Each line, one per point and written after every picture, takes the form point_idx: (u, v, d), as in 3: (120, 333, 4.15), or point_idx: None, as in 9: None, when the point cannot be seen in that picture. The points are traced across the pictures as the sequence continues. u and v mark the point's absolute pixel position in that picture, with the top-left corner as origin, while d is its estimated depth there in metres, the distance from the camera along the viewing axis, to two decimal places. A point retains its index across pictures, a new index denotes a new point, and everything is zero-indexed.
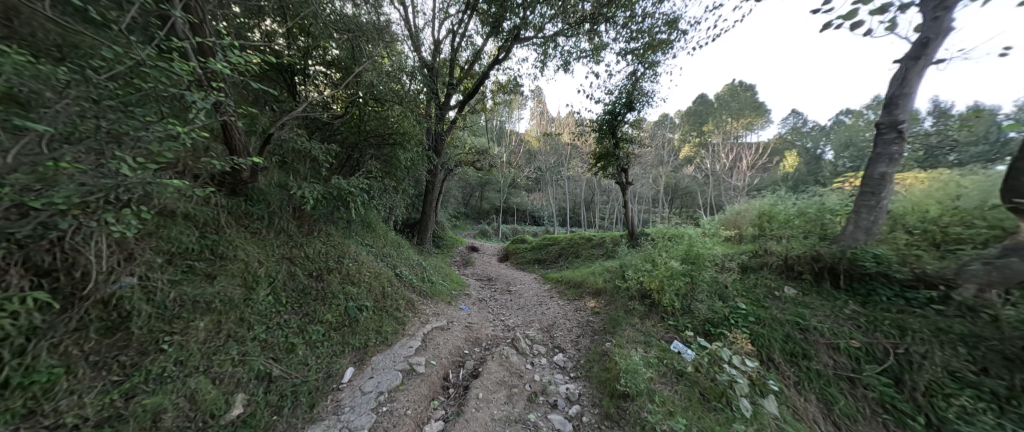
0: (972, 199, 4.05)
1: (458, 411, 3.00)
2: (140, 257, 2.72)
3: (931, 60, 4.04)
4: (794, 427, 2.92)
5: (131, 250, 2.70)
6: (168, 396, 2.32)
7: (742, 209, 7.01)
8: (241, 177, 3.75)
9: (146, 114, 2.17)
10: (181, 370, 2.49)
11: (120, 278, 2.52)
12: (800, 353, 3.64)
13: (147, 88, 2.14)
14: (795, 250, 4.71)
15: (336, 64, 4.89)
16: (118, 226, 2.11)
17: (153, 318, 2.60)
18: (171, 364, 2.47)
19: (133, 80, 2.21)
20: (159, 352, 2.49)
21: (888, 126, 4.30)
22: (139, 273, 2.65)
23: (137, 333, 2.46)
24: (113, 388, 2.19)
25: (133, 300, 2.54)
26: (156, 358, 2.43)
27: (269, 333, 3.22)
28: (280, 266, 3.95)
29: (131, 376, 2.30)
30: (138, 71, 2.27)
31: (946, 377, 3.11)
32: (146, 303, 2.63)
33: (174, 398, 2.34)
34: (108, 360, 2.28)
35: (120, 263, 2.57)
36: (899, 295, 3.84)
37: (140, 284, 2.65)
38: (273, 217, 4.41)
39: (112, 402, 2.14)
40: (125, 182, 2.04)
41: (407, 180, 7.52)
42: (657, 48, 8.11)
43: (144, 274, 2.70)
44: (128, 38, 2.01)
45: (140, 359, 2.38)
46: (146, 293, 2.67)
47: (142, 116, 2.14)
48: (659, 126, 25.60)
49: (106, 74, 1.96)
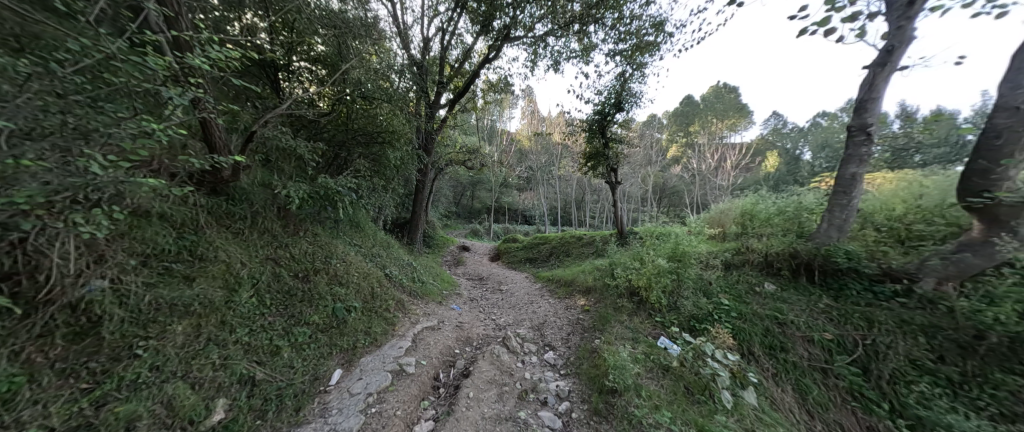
0: (933, 198, 4.29)
1: (449, 410, 3.03)
2: (112, 259, 2.65)
3: (897, 66, 4.26)
4: (771, 417, 3.07)
5: (101, 252, 2.62)
6: (143, 403, 2.26)
7: (726, 208, 7.22)
8: (221, 175, 3.67)
9: (117, 110, 2.12)
10: (157, 376, 2.43)
11: (89, 281, 2.45)
12: (778, 346, 3.80)
13: (118, 84, 2.07)
14: (774, 247, 4.89)
15: (321, 60, 4.77)
16: (88, 227, 2.03)
17: (127, 323, 2.53)
18: (145, 370, 2.40)
19: (102, 75, 2.14)
20: (133, 358, 2.42)
21: (858, 129, 4.52)
22: (110, 276, 2.58)
23: (109, 338, 2.39)
24: (81, 397, 2.11)
25: (104, 304, 2.47)
26: (129, 364, 2.36)
27: (253, 336, 3.16)
28: (263, 267, 3.88)
29: (102, 383, 2.22)
30: (108, 65, 2.19)
31: (908, 366, 3.34)
32: (119, 307, 2.55)
33: (150, 404, 2.28)
34: (76, 368, 2.20)
35: (89, 266, 2.49)
36: (868, 289, 4.06)
37: (112, 287, 2.57)
38: (256, 217, 4.32)
39: (80, 411, 2.05)
40: (93, 181, 1.96)
41: (396, 179, 7.43)
42: (644, 50, 8.27)
43: (116, 276, 2.63)
44: (96, 30, 1.93)
45: (111, 365, 2.31)
46: (119, 296, 2.59)
47: (113, 112, 2.08)
48: (648, 126, 26.04)
49: (72, 68, 1.89)
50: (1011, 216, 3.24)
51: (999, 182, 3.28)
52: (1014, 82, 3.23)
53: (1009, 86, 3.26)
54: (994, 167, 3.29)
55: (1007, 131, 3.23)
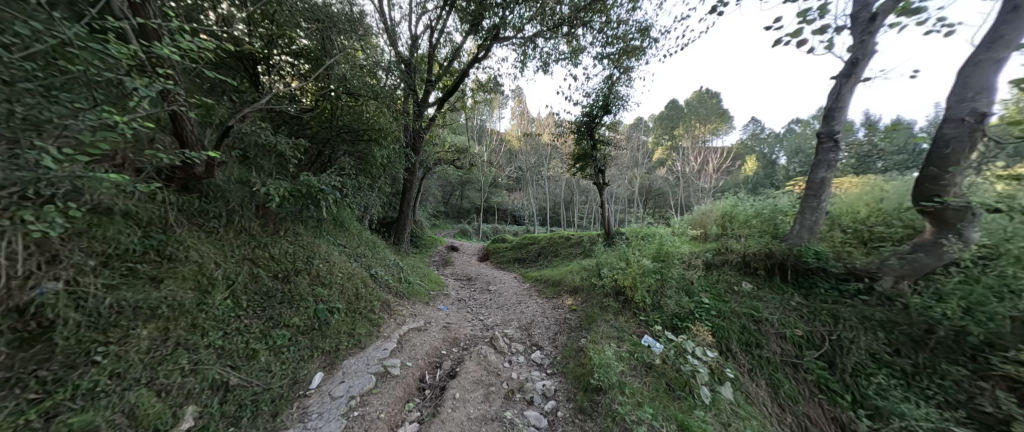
0: (892, 201, 4.56)
1: (434, 412, 3.03)
2: (67, 259, 2.43)
3: (860, 77, 4.53)
4: (746, 411, 3.23)
5: (55, 252, 2.39)
6: (101, 413, 2.15)
7: (707, 210, 7.48)
8: (194, 171, 3.47)
9: (74, 99, 1.99)
10: (118, 384, 2.32)
11: (40, 283, 2.26)
12: (754, 342, 3.96)
13: (75, 72, 1.96)
14: (752, 248, 5.07)
15: (303, 54, 4.65)
16: (40, 225, 1.91)
17: (83, 327, 2.35)
18: (104, 378, 2.28)
19: (56, 61, 2.01)
20: (90, 364, 2.28)
21: (827, 136, 4.77)
22: (65, 278, 2.38)
23: (62, 344, 2.22)
24: (30, 408, 2.00)
25: (57, 308, 2.28)
26: (86, 371, 2.24)
27: (227, 339, 3.06)
28: (240, 268, 3.75)
29: (53, 392, 2.11)
30: (64, 51, 2.06)
31: (869, 359, 3.58)
32: (74, 310, 2.37)
33: (109, 414, 2.17)
34: (23, 377, 2.06)
35: (40, 267, 2.28)
36: (834, 287, 4.30)
37: (66, 290, 2.37)
38: (233, 215, 4.16)
39: (27, 423, 1.95)
40: (46, 176, 1.87)
41: (383, 177, 7.31)
42: (631, 54, 8.45)
43: (72, 278, 2.42)
44: (51, 15, 1.82)
45: (65, 374, 2.17)
46: (75, 300, 2.40)
47: (69, 102, 1.95)
48: (634, 129, 26.59)
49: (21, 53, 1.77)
50: (957, 218, 3.52)
51: (948, 188, 3.55)
52: (960, 96, 3.51)
53: (956, 99, 3.54)
54: (943, 174, 3.56)
55: (954, 141, 3.50)
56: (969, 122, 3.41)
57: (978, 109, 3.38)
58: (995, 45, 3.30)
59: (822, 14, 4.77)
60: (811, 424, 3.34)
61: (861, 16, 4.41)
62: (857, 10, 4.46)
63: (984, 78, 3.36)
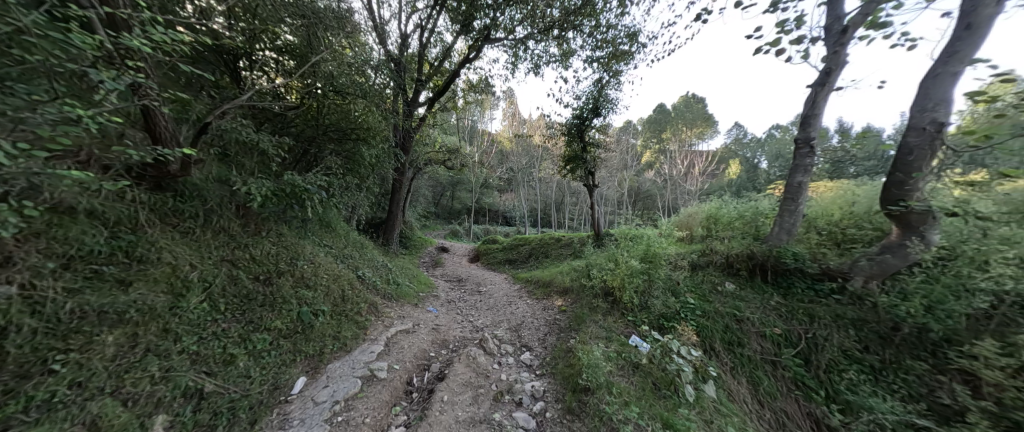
0: (863, 205, 4.78)
1: (421, 415, 3.00)
2: (24, 261, 2.23)
3: (834, 86, 4.74)
4: (728, 408, 3.33)
5: (8, 254, 2.19)
6: (57, 426, 2.01)
7: (692, 212, 7.67)
8: (168, 169, 3.32)
9: (32, 91, 1.87)
10: (79, 394, 2.17)
11: None
12: (736, 341, 4.07)
13: (33, 62, 1.85)
14: (735, 249, 5.20)
15: (287, 50, 4.55)
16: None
17: (41, 334, 2.17)
18: (64, 388, 2.12)
19: (13, 50, 1.89)
20: (47, 374, 2.11)
21: (803, 141, 4.96)
22: (20, 282, 2.17)
23: (16, 352, 2.04)
24: None
25: (11, 313, 2.07)
26: (42, 381, 2.07)
27: (202, 345, 2.94)
28: (218, 270, 3.62)
29: (4, 405, 1.94)
30: (22, 40, 1.94)
31: (841, 356, 3.74)
32: (30, 316, 2.18)
33: (67, 426, 2.03)
34: None
35: None
36: (810, 287, 4.48)
37: (21, 294, 2.16)
38: (211, 215, 4.01)
39: None
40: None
41: (371, 177, 7.22)
42: (620, 58, 8.61)
43: (28, 282, 2.21)
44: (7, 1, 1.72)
45: (17, 384, 1.99)
46: (30, 305, 2.20)
47: (26, 93, 1.83)
48: (623, 132, 27.00)
49: None
50: (920, 222, 3.72)
51: (912, 193, 3.75)
52: (921, 106, 3.74)
53: (917, 109, 3.76)
54: (907, 180, 3.76)
55: (917, 149, 3.71)
56: (931, 131, 3.62)
57: (937, 119, 3.60)
58: (951, 59, 3.52)
59: (799, 25, 4.99)
60: (788, 420, 3.47)
61: (834, 29, 4.64)
62: (830, 22, 4.70)
63: (942, 90, 3.58)
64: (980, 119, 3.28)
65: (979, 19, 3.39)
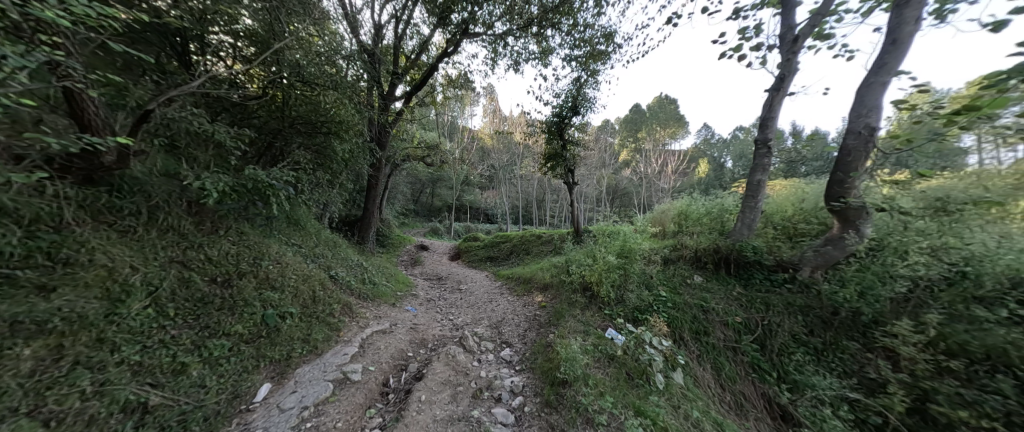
0: (811, 202, 5.20)
1: (397, 416, 2.94)
2: None
3: (787, 91, 5.09)
4: (694, 393, 3.53)
5: None
6: None
7: (665, 208, 7.97)
8: (101, 159, 2.96)
9: None
10: None
11: None
12: (703, 330, 4.30)
13: None
14: (703, 243, 5.46)
15: (246, 35, 4.21)
16: None
17: None
18: None
19: None
20: None
21: (761, 142, 5.29)
22: None
23: None
24: None
25: None
26: None
27: (147, 354, 2.71)
28: (167, 272, 3.35)
29: None
30: None
31: (791, 340, 4.07)
32: None
33: None
34: None
35: None
36: (766, 277, 4.82)
37: None
38: (156, 213, 3.69)
39: None
40: None
41: (344, 173, 6.92)
42: (597, 57, 8.76)
43: None
44: None
45: None
46: None
47: None
48: (602, 130, 27.59)
49: None
50: (857, 217, 4.07)
51: (850, 191, 4.08)
52: (857, 112, 4.11)
53: (854, 115, 4.13)
54: (847, 178, 4.09)
55: (854, 150, 4.06)
56: (865, 135, 3.99)
57: (870, 124, 3.98)
58: (881, 70, 3.89)
59: (758, 32, 5.31)
60: (745, 401, 3.72)
61: (787, 38, 4.98)
62: (783, 32, 5.04)
63: (873, 98, 3.95)
64: (901, 125, 3.67)
65: (902, 35, 3.76)
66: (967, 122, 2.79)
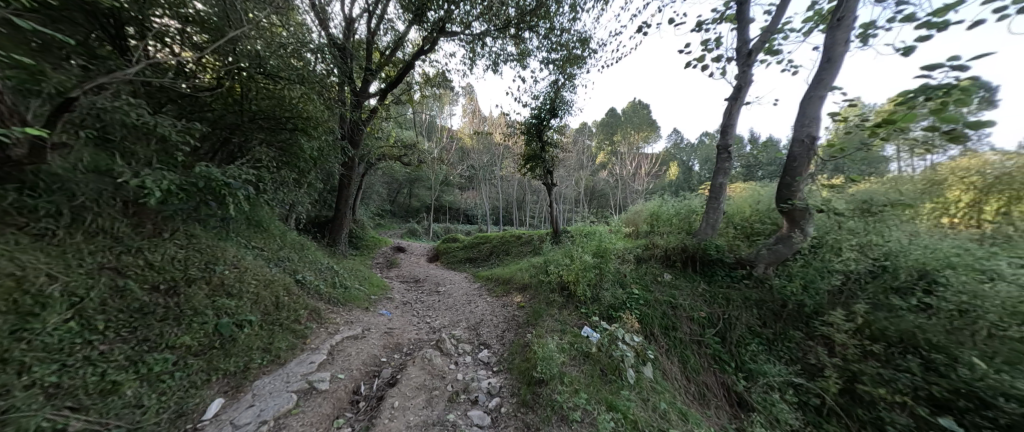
0: (765, 203, 5.59)
1: (368, 424, 2.83)
2: None
3: (743, 101, 5.44)
4: (662, 386, 3.67)
5: None
6: None
7: (638, 209, 8.25)
8: (8, 153, 2.61)
9: None
10: None
11: None
12: (671, 325, 4.49)
13: None
14: (672, 243, 5.71)
15: (195, 21, 3.86)
16: None
17: None
18: None
19: None
20: None
21: (722, 148, 5.63)
22: None
23: None
24: None
25: None
26: None
27: (66, 374, 2.38)
28: (95, 280, 3.00)
29: None
30: None
31: (748, 332, 4.34)
32: None
33: None
34: None
35: None
36: (727, 274, 5.13)
37: None
38: (82, 213, 3.30)
39: None
40: None
41: (312, 172, 6.57)
42: (574, 61, 8.93)
43: None
44: None
45: None
46: None
47: None
48: (579, 132, 28.19)
49: None
50: (801, 217, 4.37)
51: (796, 193, 4.41)
52: (800, 122, 4.47)
53: (798, 124, 4.48)
54: (793, 182, 4.40)
55: (799, 157, 4.40)
56: (808, 143, 4.33)
57: (811, 133, 4.34)
58: (819, 85, 4.25)
59: (718, 45, 5.66)
60: (708, 391, 3.92)
61: (743, 51, 5.33)
62: (739, 45, 5.39)
63: (813, 110, 4.31)
64: (837, 134, 4.03)
65: (836, 54, 4.13)
66: (888, 133, 3.12)
